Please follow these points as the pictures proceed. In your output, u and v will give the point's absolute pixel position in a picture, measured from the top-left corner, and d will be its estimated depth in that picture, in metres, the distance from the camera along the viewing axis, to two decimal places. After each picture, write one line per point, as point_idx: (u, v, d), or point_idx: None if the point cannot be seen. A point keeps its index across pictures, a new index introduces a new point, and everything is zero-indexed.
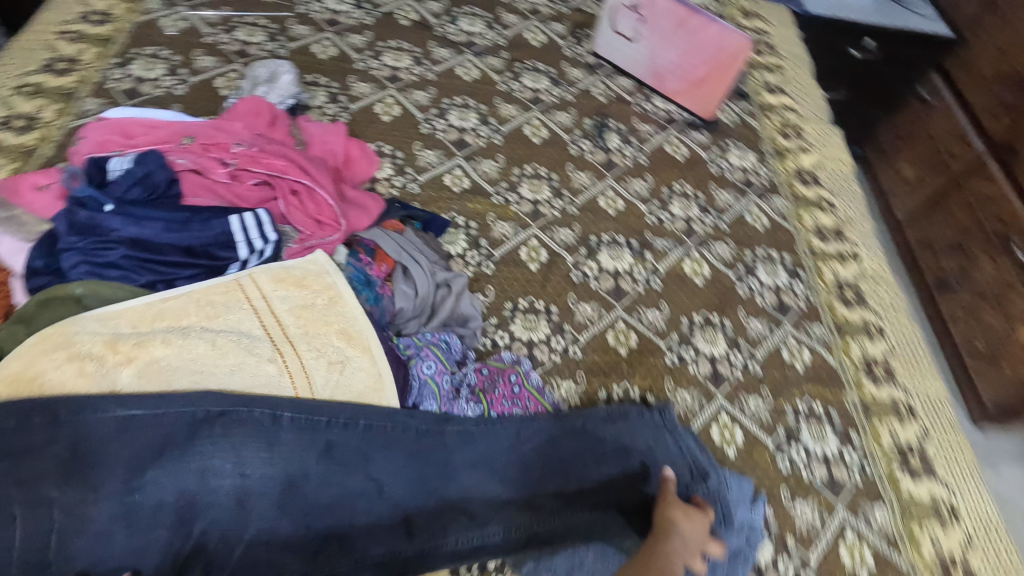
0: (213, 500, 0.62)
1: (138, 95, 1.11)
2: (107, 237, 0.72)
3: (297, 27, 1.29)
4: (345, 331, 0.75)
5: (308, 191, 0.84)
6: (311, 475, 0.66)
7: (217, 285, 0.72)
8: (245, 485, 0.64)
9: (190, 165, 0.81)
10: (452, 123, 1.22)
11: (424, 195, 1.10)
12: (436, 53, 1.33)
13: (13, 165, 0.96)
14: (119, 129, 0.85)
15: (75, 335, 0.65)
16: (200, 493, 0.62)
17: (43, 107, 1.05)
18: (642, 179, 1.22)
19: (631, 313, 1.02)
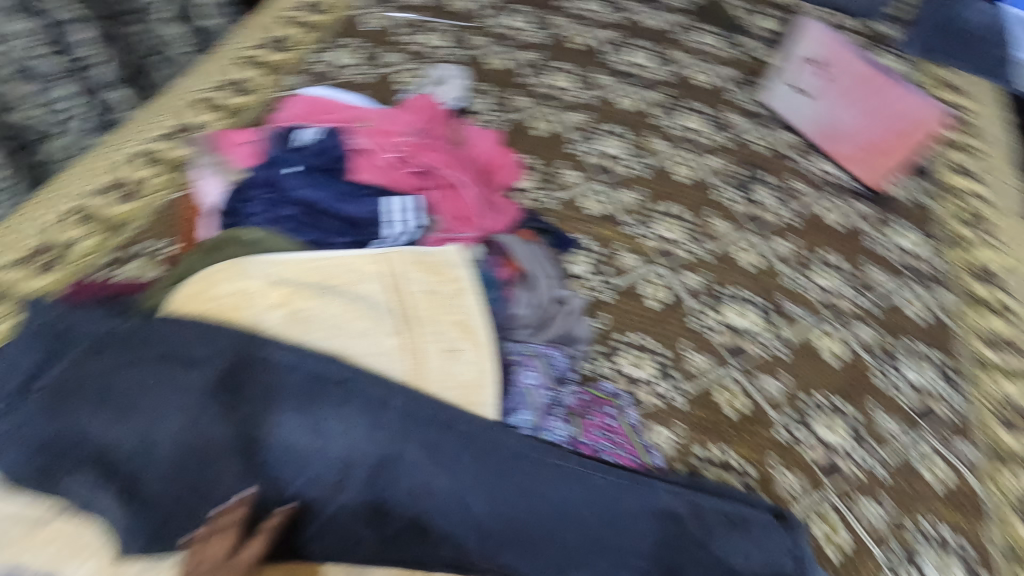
0: (314, 461, 0.68)
1: (334, 78, 1.25)
2: (286, 194, 0.84)
3: (478, 37, 1.39)
4: (462, 322, 0.78)
5: (457, 186, 0.90)
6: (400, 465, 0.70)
7: (364, 256, 0.79)
8: (344, 454, 0.68)
9: (361, 145, 0.89)
10: (601, 149, 1.23)
11: (560, 212, 1.12)
12: (601, 79, 1.36)
13: (226, 120, 1.13)
14: (311, 105, 0.97)
15: (241, 274, 0.74)
16: (302, 444, 0.68)
17: (259, 77, 1.22)
18: (788, 240, 1.14)
19: (746, 376, 0.96)
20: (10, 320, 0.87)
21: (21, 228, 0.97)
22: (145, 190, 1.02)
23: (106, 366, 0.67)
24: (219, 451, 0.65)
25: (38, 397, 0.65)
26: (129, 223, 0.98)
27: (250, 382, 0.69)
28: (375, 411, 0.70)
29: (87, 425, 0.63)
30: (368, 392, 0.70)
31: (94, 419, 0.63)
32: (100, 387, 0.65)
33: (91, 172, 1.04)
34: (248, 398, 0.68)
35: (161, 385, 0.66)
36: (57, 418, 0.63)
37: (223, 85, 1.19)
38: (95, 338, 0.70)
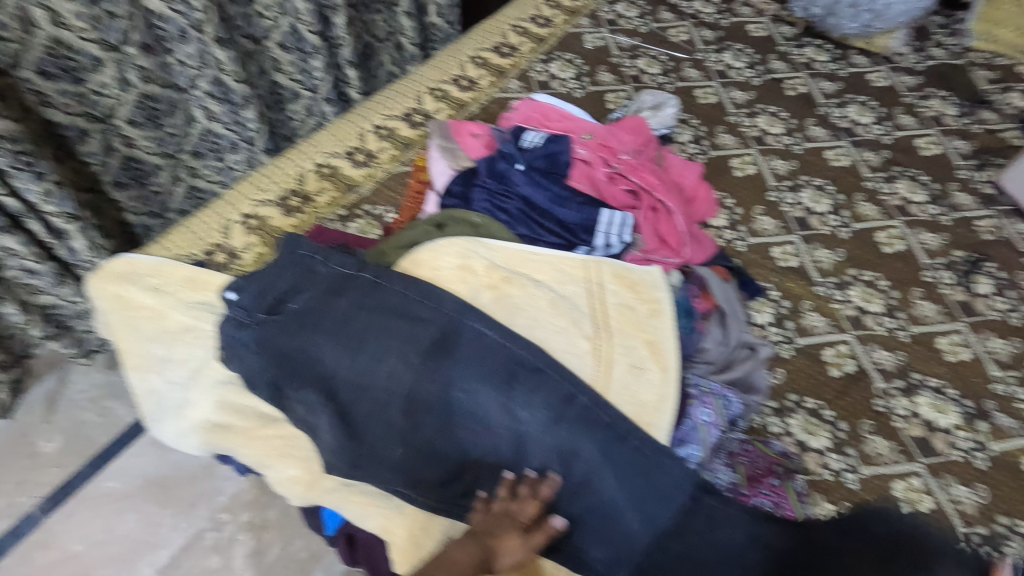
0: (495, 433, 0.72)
1: (549, 88, 1.33)
2: (510, 188, 0.90)
3: (690, 70, 1.40)
4: (653, 343, 0.79)
5: (665, 213, 0.91)
6: (569, 461, 0.71)
7: (573, 259, 0.84)
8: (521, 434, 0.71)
9: (585, 156, 0.94)
10: (802, 201, 1.19)
11: (748, 256, 1.10)
12: (811, 130, 1.31)
13: (450, 111, 1.25)
14: (539, 110, 1.04)
15: (464, 251, 0.82)
16: (487, 416, 0.72)
17: (483, 76, 1.33)
18: (1005, 340, 1.02)
19: (933, 476, 0.88)
20: (255, 247, 1.01)
21: (280, 172, 1.12)
22: (377, 160, 1.15)
23: (347, 304, 0.78)
24: (419, 401, 0.72)
25: (284, 322, 0.78)
26: (359, 186, 1.11)
27: (454, 346, 0.75)
28: (557, 403, 0.72)
29: (317, 356, 0.75)
30: (553, 384, 0.74)
31: (325, 353, 0.75)
32: (332, 325, 0.77)
33: (336, 134, 1.18)
34: (449, 360, 0.74)
35: (379, 334, 0.75)
36: (299, 344, 0.76)
37: (452, 78, 1.32)
38: (340, 278, 0.82)
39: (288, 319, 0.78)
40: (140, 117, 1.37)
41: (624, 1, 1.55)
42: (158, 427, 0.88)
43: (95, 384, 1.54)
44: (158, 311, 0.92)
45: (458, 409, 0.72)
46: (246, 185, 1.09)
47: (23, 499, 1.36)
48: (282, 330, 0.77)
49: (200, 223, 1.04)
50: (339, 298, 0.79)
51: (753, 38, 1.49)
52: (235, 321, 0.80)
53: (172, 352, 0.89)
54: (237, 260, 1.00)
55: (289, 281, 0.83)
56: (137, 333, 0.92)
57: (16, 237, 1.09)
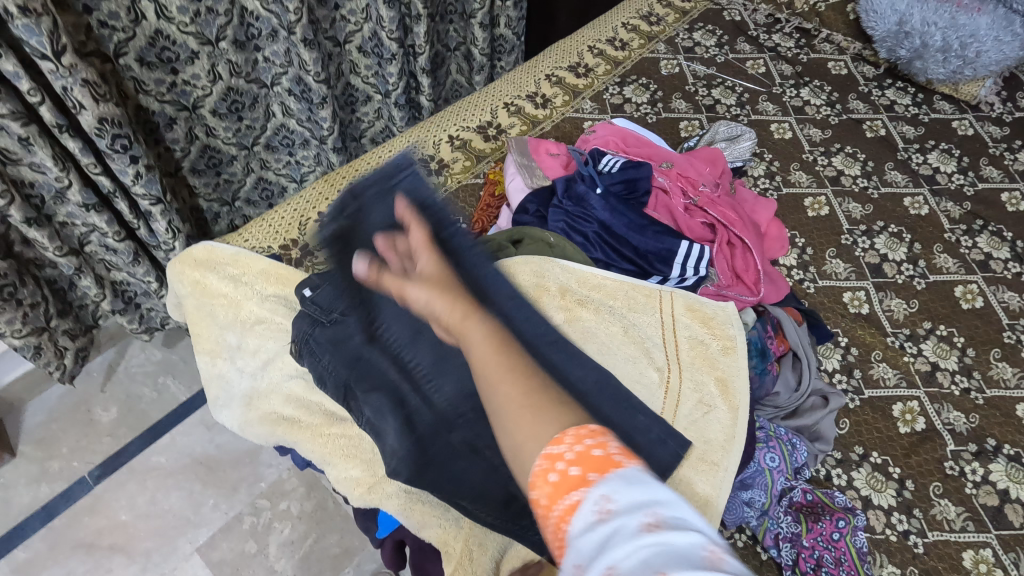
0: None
1: (622, 111, 1.34)
2: (587, 211, 0.90)
3: (766, 103, 1.39)
4: (725, 381, 0.77)
5: (742, 249, 0.90)
6: None
7: (646, 287, 0.83)
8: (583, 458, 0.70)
9: (664, 186, 0.94)
10: (876, 246, 1.16)
11: (816, 299, 1.08)
12: (889, 174, 1.27)
13: (523, 128, 1.27)
14: (619, 135, 1.05)
15: (539, 270, 0.81)
16: None
17: (558, 95, 1.34)
18: None
19: (1006, 550, 0.83)
20: None
21: (357, 174, 1.14)
22: (450, 170, 1.17)
23: None
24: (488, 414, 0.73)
25: (356, 325, 0.80)
26: (431, 194, 1.12)
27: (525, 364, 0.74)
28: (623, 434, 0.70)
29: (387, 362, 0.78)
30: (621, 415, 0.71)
31: (394, 360, 0.78)
32: (401, 332, 0.78)
33: (412, 141, 1.21)
34: None
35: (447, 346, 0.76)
36: (370, 350, 0.79)
37: (527, 94, 1.33)
38: None
39: (358, 321, 0.81)
40: (223, 108, 1.42)
41: (701, 30, 1.55)
42: (222, 415, 0.90)
43: (152, 359, 1.60)
44: (234, 300, 0.95)
45: None
46: (324, 184, 1.12)
47: (77, 464, 1.42)
48: (354, 333, 0.80)
49: (279, 216, 1.07)
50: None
51: (832, 76, 1.46)
52: (305, 318, 0.83)
53: (245, 341, 0.92)
54: (310, 257, 1.02)
55: (361, 284, 0.84)
56: (215, 321, 0.96)
57: (102, 215, 1.15)
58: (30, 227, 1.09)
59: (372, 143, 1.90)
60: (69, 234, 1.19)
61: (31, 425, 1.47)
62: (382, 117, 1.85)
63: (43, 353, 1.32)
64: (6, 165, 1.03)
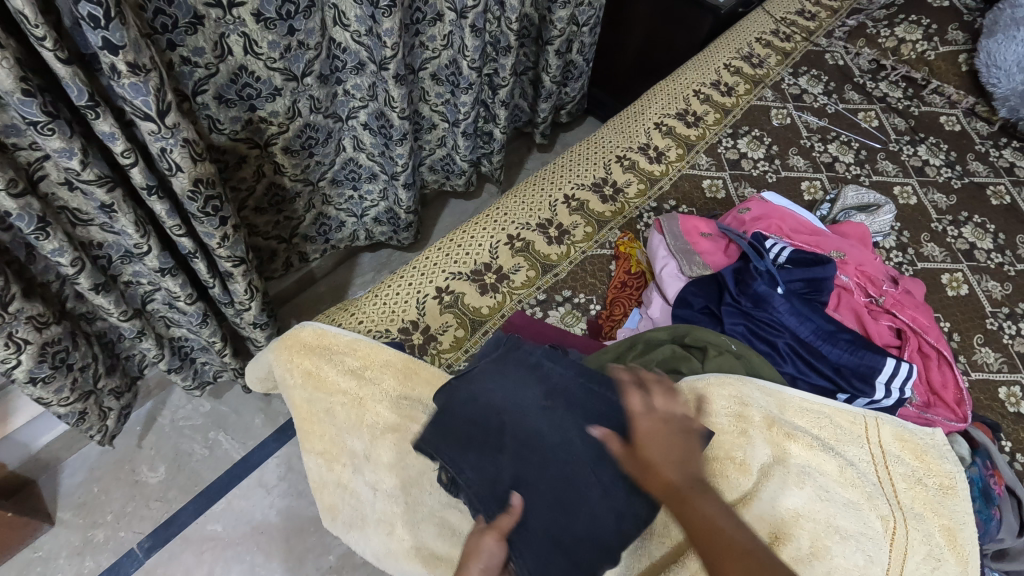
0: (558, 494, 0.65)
1: (740, 168, 1.23)
2: (771, 315, 0.80)
3: (885, 162, 1.30)
4: (950, 530, 0.68)
5: (937, 361, 0.81)
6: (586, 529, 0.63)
7: (848, 412, 0.74)
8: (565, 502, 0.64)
9: (846, 283, 0.85)
10: (1023, 332, 1.08)
11: (973, 394, 1.00)
12: (1022, 248, 1.20)
13: (641, 185, 1.16)
14: (777, 214, 0.95)
15: (735, 394, 0.72)
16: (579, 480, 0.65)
17: (671, 147, 1.24)
18: None
19: None
20: (452, 328, 0.92)
21: (471, 240, 1.03)
22: (572, 237, 1.05)
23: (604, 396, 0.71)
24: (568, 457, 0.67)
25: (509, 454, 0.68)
26: (556, 266, 1.01)
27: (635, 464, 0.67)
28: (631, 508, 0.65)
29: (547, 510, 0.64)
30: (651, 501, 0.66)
31: (549, 498, 0.64)
32: (562, 466, 0.66)
33: (526, 201, 1.10)
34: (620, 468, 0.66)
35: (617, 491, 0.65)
36: (526, 480, 0.65)
37: (638, 146, 1.22)
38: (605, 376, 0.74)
39: (512, 443, 0.68)
40: (296, 145, 1.28)
41: (806, 74, 1.45)
42: (351, 536, 0.79)
43: (200, 411, 1.46)
44: (356, 400, 0.83)
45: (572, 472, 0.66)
46: (436, 253, 1.01)
47: (124, 534, 1.28)
48: (504, 455, 0.68)
49: (393, 291, 0.96)
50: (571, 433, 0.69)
51: (947, 132, 1.38)
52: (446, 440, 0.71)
53: (374, 452, 0.79)
54: (432, 341, 0.91)
55: (514, 393, 0.72)
56: (331, 421, 0.83)
57: (177, 279, 1.01)
58: (97, 293, 0.95)
59: (430, 170, 1.75)
60: (133, 293, 1.06)
61: (69, 488, 1.32)
62: (445, 146, 1.70)
63: (87, 418, 1.18)
64: (76, 225, 0.89)
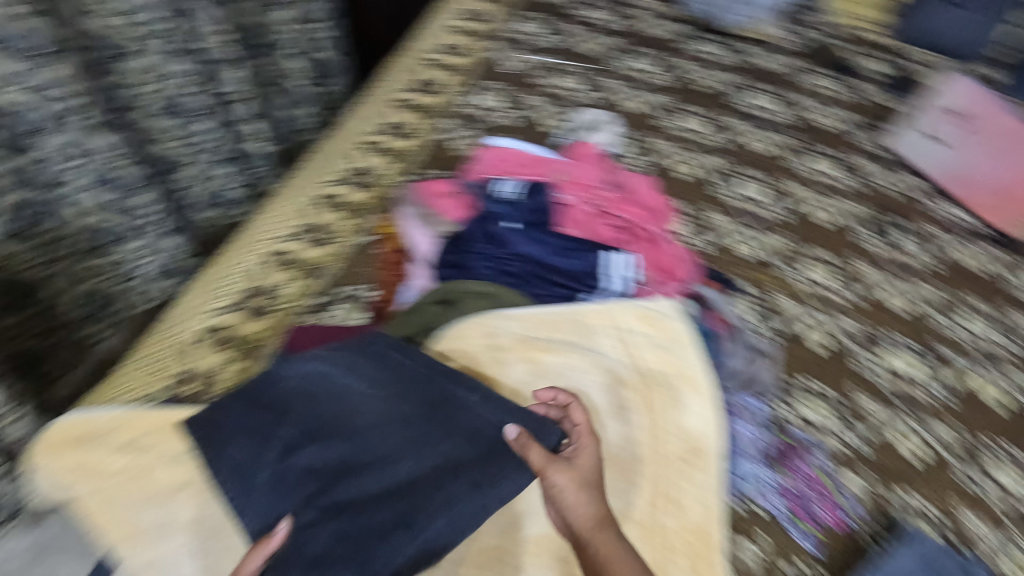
0: (369, 492, 0.66)
1: (485, 121, 1.30)
2: (508, 248, 0.88)
3: (610, 81, 1.44)
4: (690, 376, 0.82)
5: (657, 241, 0.94)
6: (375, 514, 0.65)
7: (592, 309, 0.82)
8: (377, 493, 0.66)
9: (569, 199, 0.95)
10: (742, 192, 1.28)
11: (715, 256, 1.17)
12: (730, 123, 1.41)
13: (395, 164, 1.18)
14: (505, 155, 1.02)
15: (489, 329, 0.79)
16: (398, 468, 0.68)
17: (416, 120, 1.28)
18: (932, 286, 1.19)
19: (919, 422, 1.00)
20: (228, 362, 0.89)
21: (233, 270, 1.01)
22: (336, 233, 1.06)
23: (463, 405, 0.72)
24: (399, 452, 0.69)
25: (316, 453, 0.69)
26: (325, 266, 1.02)
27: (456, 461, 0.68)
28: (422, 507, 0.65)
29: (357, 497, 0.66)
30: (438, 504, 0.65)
31: (356, 494, 0.66)
32: (378, 457, 0.69)
33: (284, 213, 1.10)
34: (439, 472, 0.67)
35: (426, 486, 0.66)
36: (350, 462, 0.68)
37: (384, 128, 1.26)
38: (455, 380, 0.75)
39: (341, 437, 0.70)
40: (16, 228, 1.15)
41: (527, 19, 1.55)
42: None
43: None
44: (138, 471, 0.78)
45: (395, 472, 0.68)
46: (197, 294, 0.98)
47: None
48: (334, 440, 0.70)
49: (160, 347, 0.92)
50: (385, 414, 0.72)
51: (654, 40, 1.56)
52: (251, 459, 0.69)
53: (177, 512, 0.77)
54: (210, 381, 0.88)
55: (353, 391, 0.74)
56: (126, 502, 0.77)
57: None
58: None
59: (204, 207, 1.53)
60: None
61: None
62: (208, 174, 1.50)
63: None
64: None
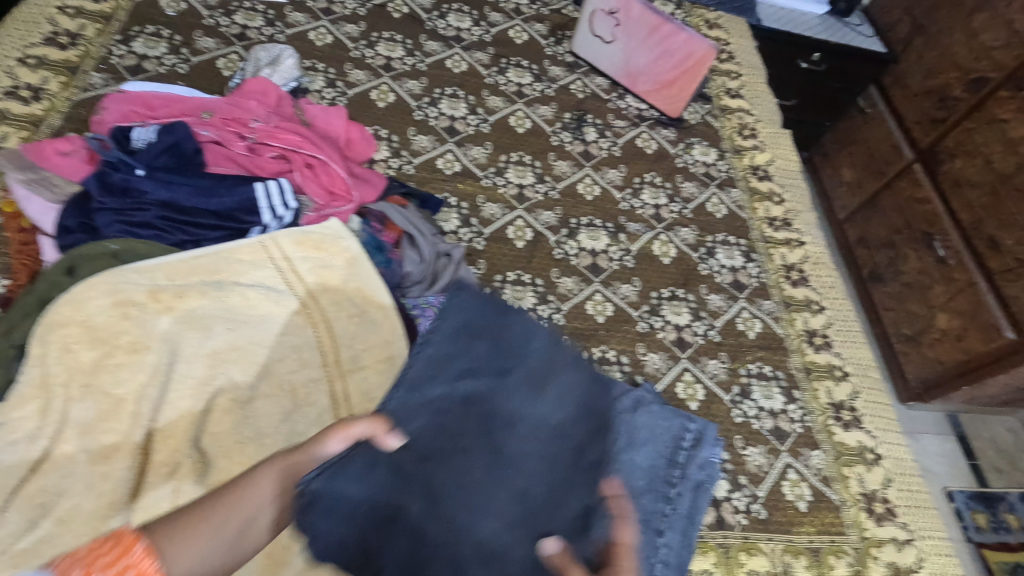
0: (475, 446, 0.63)
1: (142, 71, 1.15)
2: (140, 198, 0.80)
3: (294, 14, 1.35)
4: (362, 288, 0.83)
5: (321, 165, 0.92)
6: (437, 465, 0.61)
7: (244, 245, 0.80)
8: (473, 452, 0.63)
9: (213, 137, 0.88)
10: (443, 111, 1.31)
11: (419, 176, 1.19)
12: (427, 46, 1.40)
13: (22, 133, 1.00)
14: (137, 100, 0.91)
15: (113, 287, 0.71)
16: (527, 452, 0.65)
17: (49, 79, 1.09)
18: (616, 169, 1.33)
19: (608, 287, 1.14)
20: None
21: None
22: None
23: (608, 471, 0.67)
24: (541, 463, 0.65)
25: (462, 399, 0.67)
26: None
27: (541, 491, 0.63)
28: (481, 493, 0.61)
29: (450, 434, 0.64)
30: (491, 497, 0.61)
31: (475, 454, 0.63)
32: (531, 476, 0.64)
33: None
34: (533, 487, 0.63)
35: (501, 488, 0.62)
36: (520, 438, 0.65)
37: (3, 92, 1.05)
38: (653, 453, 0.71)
39: (544, 432, 0.67)
40: None
41: None
42: None
43: None
44: None
45: (507, 460, 0.64)
46: None
47: None
48: (525, 425, 0.67)
49: None
50: (491, 364, 0.70)
51: None
52: (501, 410, 0.67)
53: None
54: None
55: (560, 407, 0.69)
56: None
57: None
58: None
59: None
60: None
61: None
62: None
63: None
64: None
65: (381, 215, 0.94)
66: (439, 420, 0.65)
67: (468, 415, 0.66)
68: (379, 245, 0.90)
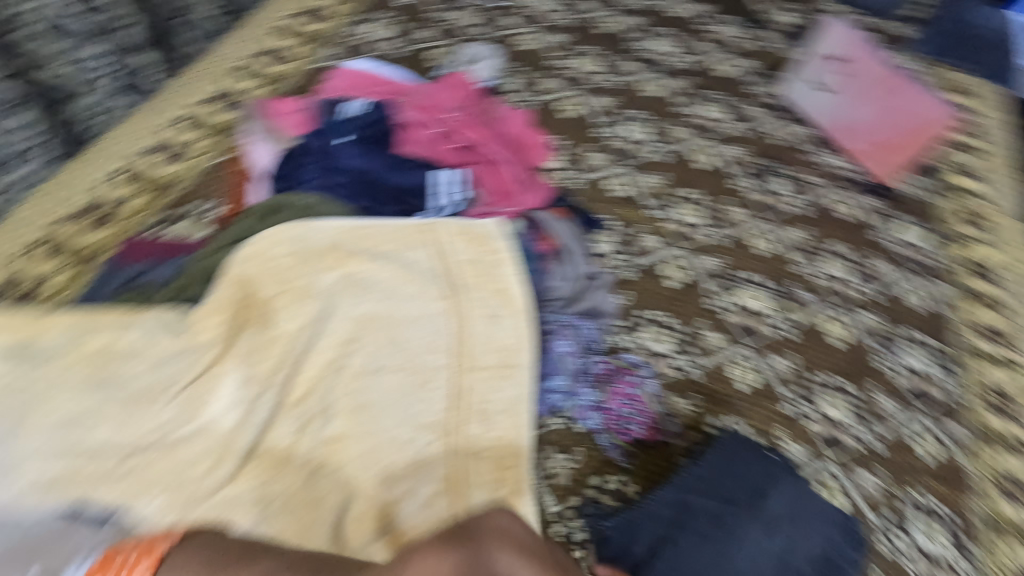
0: (690, 535, 0.74)
1: (369, 50, 1.28)
2: (338, 165, 0.89)
3: (508, 17, 1.41)
4: (505, 291, 0.83)
5: (497, 165, 0.94)
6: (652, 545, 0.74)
7: (412, 225, 0.84)
8: (693, 539, 0.74)
9: (410, 120, 0.94)
10: (625, 133, 1.28)
11: (586, 193, 1.18)
12: (626, 65, 1.39)
13: (265, 88, 1.17)
14: (358, 77, 1.01)
15: (299, 236, 0.79)
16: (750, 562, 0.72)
17: (296, 46, 1.25)
18: (800, 229, 1.20)
19: (759, 355, 1.03)
20: (66, 268, 0.93)
21: (79, 183, 1.01)
22: (191, 152, 1.06)
23: None
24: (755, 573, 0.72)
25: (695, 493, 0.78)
26: (175, 184, 1.02)
27: None
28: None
29: (673, 520, 0.76)
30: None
31: (691, 543, 0.73)
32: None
33: (142, 129, 1.08)
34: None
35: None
36: (736, 541, 0.74)
37: (262, 51, 1.23)
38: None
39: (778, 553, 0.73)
40: None
41: None
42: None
43: None
44: None
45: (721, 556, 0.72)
46: (32, 209, 0.97)
47: None
48: (745, 534, 0.74)
49: None
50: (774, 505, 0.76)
51: None
52: (721, 493, 0.78)
53: None
54: (50, 283, 0.92)
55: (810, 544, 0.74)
56: None
57: None
58: None
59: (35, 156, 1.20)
60: None
61: None
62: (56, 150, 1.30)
63: None
64: None
65: (543, 223, 0.93)
66: (659, 504, 0.77)
67: (679, 495, 0.78)
68: (531, 254, 0.90)
